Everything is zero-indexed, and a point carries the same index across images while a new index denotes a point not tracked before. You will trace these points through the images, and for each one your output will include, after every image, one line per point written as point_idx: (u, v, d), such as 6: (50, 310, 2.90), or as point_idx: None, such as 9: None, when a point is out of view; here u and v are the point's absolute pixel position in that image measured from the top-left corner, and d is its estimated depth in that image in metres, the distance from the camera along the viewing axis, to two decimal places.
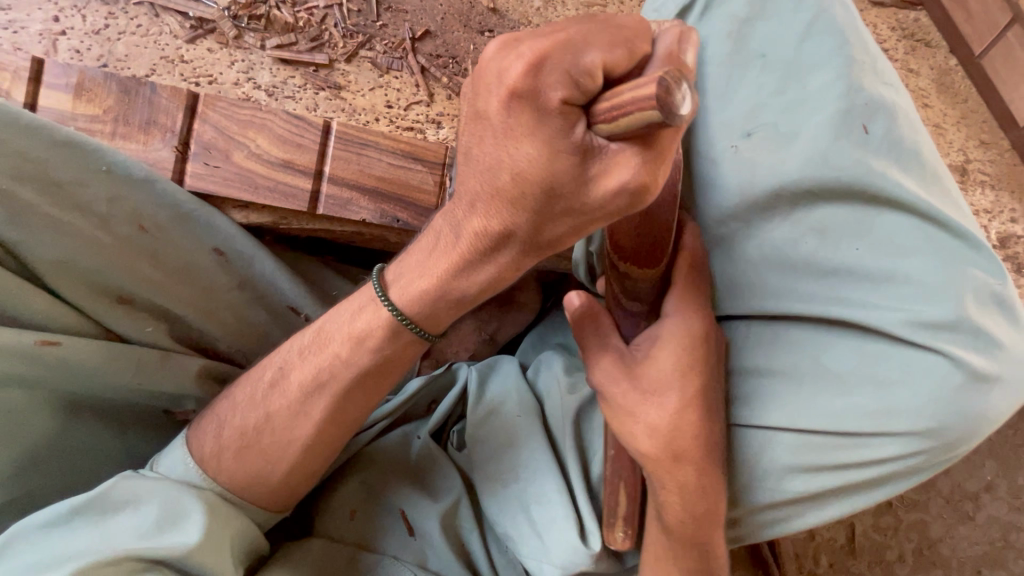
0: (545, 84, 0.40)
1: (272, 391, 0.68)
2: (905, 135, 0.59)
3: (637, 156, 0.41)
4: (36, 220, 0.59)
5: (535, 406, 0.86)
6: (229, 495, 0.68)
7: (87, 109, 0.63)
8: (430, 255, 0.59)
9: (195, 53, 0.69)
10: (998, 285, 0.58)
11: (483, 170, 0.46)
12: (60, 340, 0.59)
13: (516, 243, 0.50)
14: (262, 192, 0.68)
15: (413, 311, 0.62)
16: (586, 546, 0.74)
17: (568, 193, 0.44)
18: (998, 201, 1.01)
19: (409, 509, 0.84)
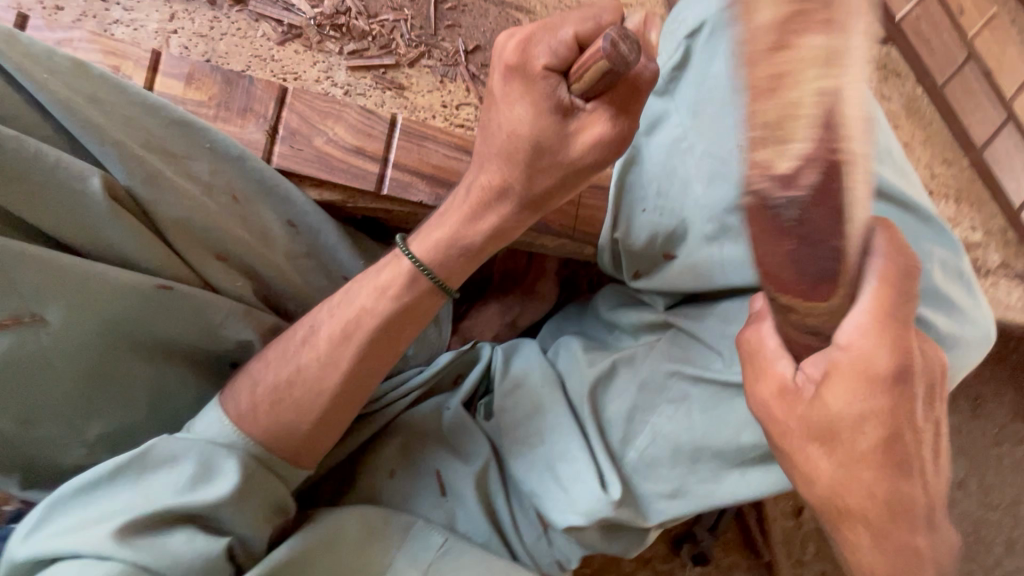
0: (534, 54, 0.56)
1: (305, 347, 0.76)
2: (880, 140, 0.74)
3: (605, 116, 0.59)
4: (163, 184, 0.71)
5: (558, 378, 0.95)
6: (280, 442, 0.75)
7: (195, 95, 0.76)
8: (449, 209, 0.73)
9: (284, 54, 0.82)
10: (955, 260, 0.73)
11: (492, 131, 0.63)
12: (172, 285, 0.71)
13: (513, 194, 0.67)
14: (337, 172, 0.79)
15: (430, 258, 0.74)
16: (607, 494, 0.82)
17: (552, 146, 0.60)
18: (960, 212, 1.16)
19: (443, 469, 0.93)
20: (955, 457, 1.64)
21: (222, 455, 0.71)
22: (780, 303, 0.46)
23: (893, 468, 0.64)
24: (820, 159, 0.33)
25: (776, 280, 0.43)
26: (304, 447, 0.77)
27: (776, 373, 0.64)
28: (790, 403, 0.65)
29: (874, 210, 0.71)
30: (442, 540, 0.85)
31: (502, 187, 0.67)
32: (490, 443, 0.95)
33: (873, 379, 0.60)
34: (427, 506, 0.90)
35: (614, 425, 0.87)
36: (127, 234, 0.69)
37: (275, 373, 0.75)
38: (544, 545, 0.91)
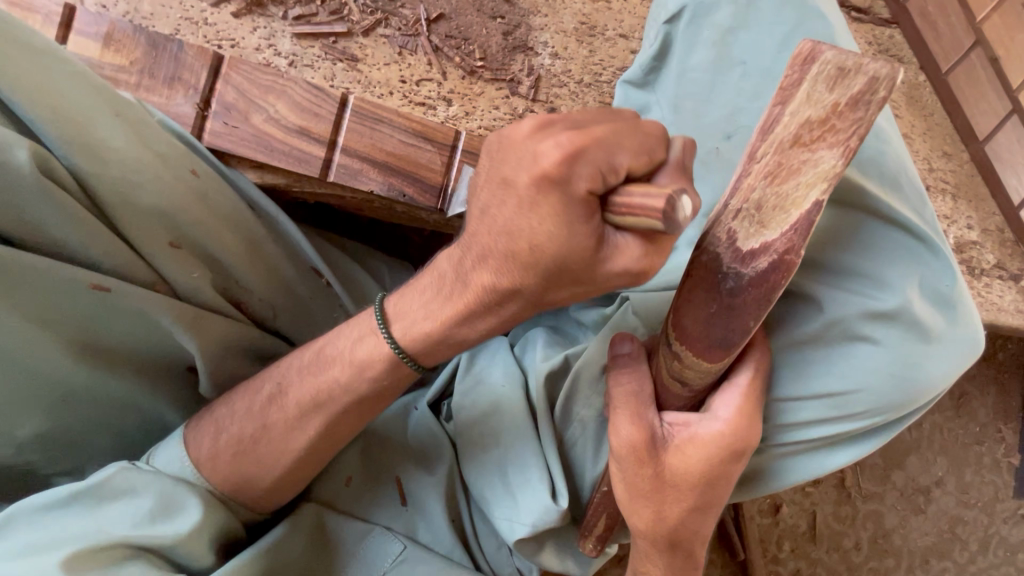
0: (579, 175, 0.45)
1: (271, 406, 0.69)
2: (868, 148, 0.65)
3: (639, 247, 0.48)
4: (107, 156, 0.59)
5: (523, 377, 0.89)
6: (232, 468, 0.69)
7: (114, 59, 0.66)
8: (435, 298, 0.61)
9: (219, 17, 0.72)
10: (947, 285, 0.64)
11: (501, 233, 0.50)
12: (111, 285, 0.60)
13: (519, 299, 0.54)
14: (277, 154, 0.70)
15: (413, 346, 0.64)
16: (555, 505, 0.79)
17: (578, 268, 0.49)
18: (956, 209, 1.10)
19: (404, 478, 0.87)
20: (936, 457, 1.62)
21: (184, 493, 0.66)
22: (674, 348, 0.61)
23: (700, 512, 0.70)
24: (776, 252, 0.52)
25: (681, 329, 0.59)
26: (252, 467, 0.69)
27: (644, 417, 0.66)
28: (650, 452, 0.66)
29: (847, 225, 0.64)
30: (400, 548, 0.81)
31: (508, 294, 0.54)
32: (450, 445, 0.90)
33: (729, 451, 0.65)
34: (386, 515, 0.85)
35: (577, 432, 0.84)
36: (65, 216, 0.57)
37: (242, 424, 0.69)
38: (505, 554, 0.88)
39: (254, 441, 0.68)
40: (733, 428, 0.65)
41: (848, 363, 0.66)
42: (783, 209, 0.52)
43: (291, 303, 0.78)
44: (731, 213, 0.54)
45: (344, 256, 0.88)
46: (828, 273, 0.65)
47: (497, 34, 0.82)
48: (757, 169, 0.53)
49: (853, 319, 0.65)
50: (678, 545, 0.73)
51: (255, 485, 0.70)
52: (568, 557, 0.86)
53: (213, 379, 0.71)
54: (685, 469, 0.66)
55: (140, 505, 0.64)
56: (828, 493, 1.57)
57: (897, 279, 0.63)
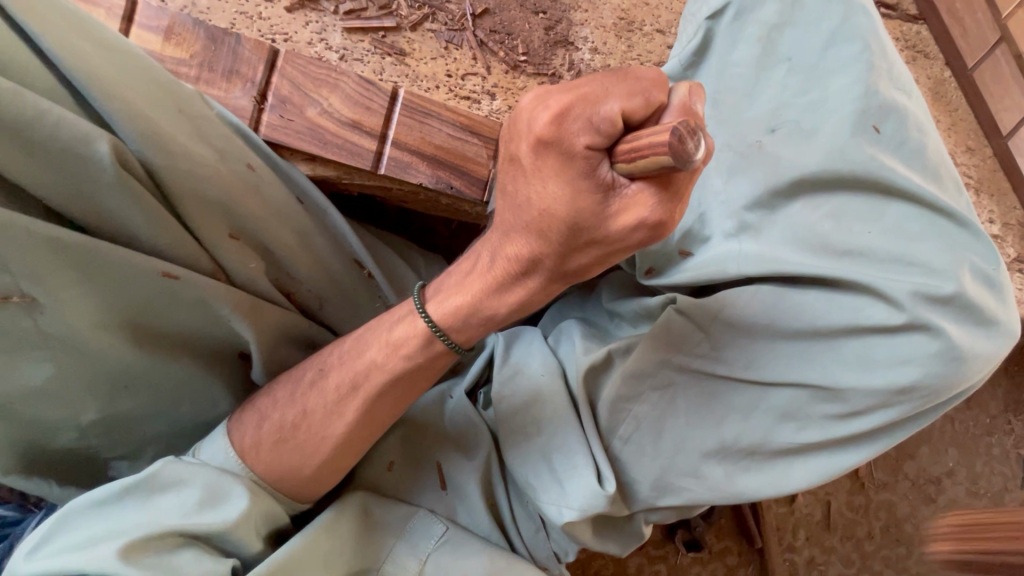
0: (570, 131, 0.47)
1: (311, 390, 0.70)
2: (911, 137, 0.70)
3: (655, 196, 0.48)
4: (172, 148, 0.61)
5: (562, 369, 0.90)
6: (278, 459, 0.70)
7: (175, 52, 0.67)
8: (470, 274, 0.63)
9: (273, 12, 0.73)
10: (990, 269, 0.68)
11: (515, 205, 0.53)
12: (180, 274, 0.61)
13: (544, 269, 0.56)
14: (331, 148, 0.72)
15: (448, 323, 0.64)
16: (602, 489, 0.81)
17: (590, 226, 0.50)
18: (978, 202, 1.12)
19: (445, 463, 0.90)
20: (947, 447, 1.64)
21: (228, 482, 0.67)
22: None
23: None
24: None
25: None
26: (300, 452, 0.70)
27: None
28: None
29: (891, 213, 0.69)
30: (442, 530, 0.84)
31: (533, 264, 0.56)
32: (489, 432, 0.93)
33: None
34: (427, 498, 0.88)
35: (628, 429, 0.82)
36: (134, 207, 0.58)
37: (282, 412, 0.70)
38: (542, 538, 0.91)
39: (299, 427, 0.69)
40: None
41: (904, 351, 0.67)
42: None
43: (339, 294, 0.79)
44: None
45: (385, 248, 0.89)
46: (877, 256, 0.69)
47: (540, 29, 0.83)
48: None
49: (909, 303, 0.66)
50: None
51: (304, 468, 0.71)
52: (605, 539, 0.89)
53: (266, 367, 0.73)
54: None
55: (187, 495, 0.65)
56: (841, 482, 1.60)
57: (946, 264, 0.67)
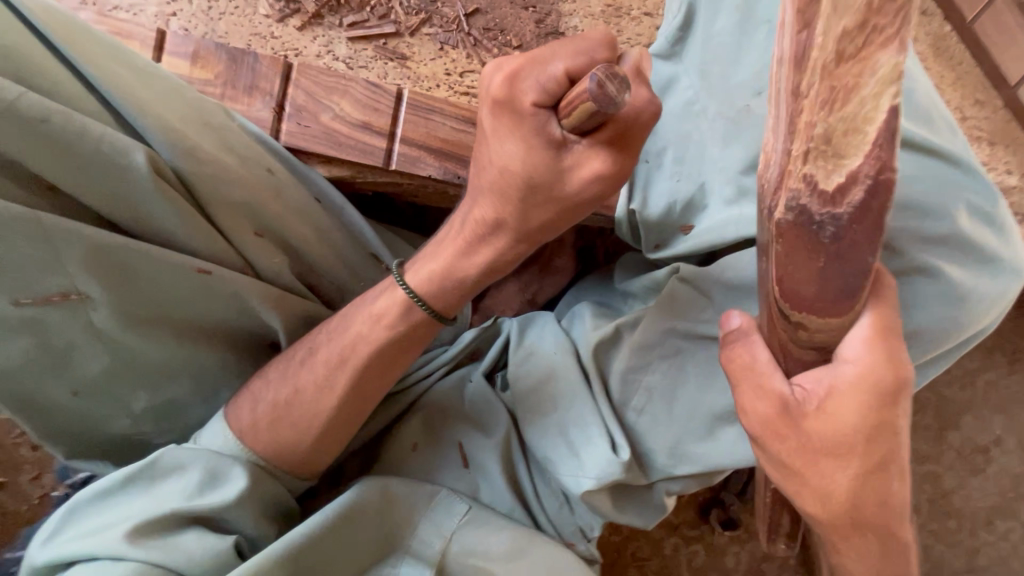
0: (521, 90, 0.53)
1: (301, 366, 0.75)
2: (898, 82, 0.70)
3: (602, 152, 0.54)
4: (200, 155, 0.67)
5: (573, 348, 0.96)
6: (287, 443, 0.76)
7: (202, 74, 0.74)
8: (444, 242, 0.69)
9: (284, 31, 0.79)
10: (989, 207, 0.68)
11: (483, 166, 0.60)
12: (212, 269, 0.68)
13: (508, 229, 0.62)
14: (345, 148, 0.78)
15: (425, 291, 0.70)
16: (616, 456, 0.87)
17: (546, 181, 0.56)
18: (994, 155, 1.10)
19: (466, 442, 0.96)
20: (993, 415, 1.58)
21: (225, 464, 0.72)
22: (792, 321, 0.49)
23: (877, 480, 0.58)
24: (867, 176, 0.40)
25: (794, 298, 0.47)
26: (295, 428, 0.75)
27: (771, 391, 0.54)
28: (785, 429, 0.55)
29: (895, 160, 0.67)
30: (466, 508, 0.91)
31: (504, 225, 0.62)
32: (508, 413, 0.98)
33: (878, 405, 0.54)
34: (449, 478, 0.94)
35: (640, 400, 0.89)
36: (172, 211, 0.65)
37: (274, 391, 0.75)
38: (567, 514, 0.97)
39: (292, 403, 0.75)
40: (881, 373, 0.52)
41: (916, 296, 0.66)
42: (857, 130, 0.39)
43: (362, 285, 0.85)
44: (798, 159, 0.42)
45: (402, 241, 0.94)
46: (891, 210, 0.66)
47: (531, 23, 0.88)
48: (807, 104, 0.39)
49: (914, 249, 0.66)
50: (864, 530, 0.60)
51: (300, 444, 0.76)
52: (625, 510, 0.94)
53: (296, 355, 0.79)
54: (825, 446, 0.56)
55: (187, 479, 0.71)
56: None
57: (946, 205, 0.66)
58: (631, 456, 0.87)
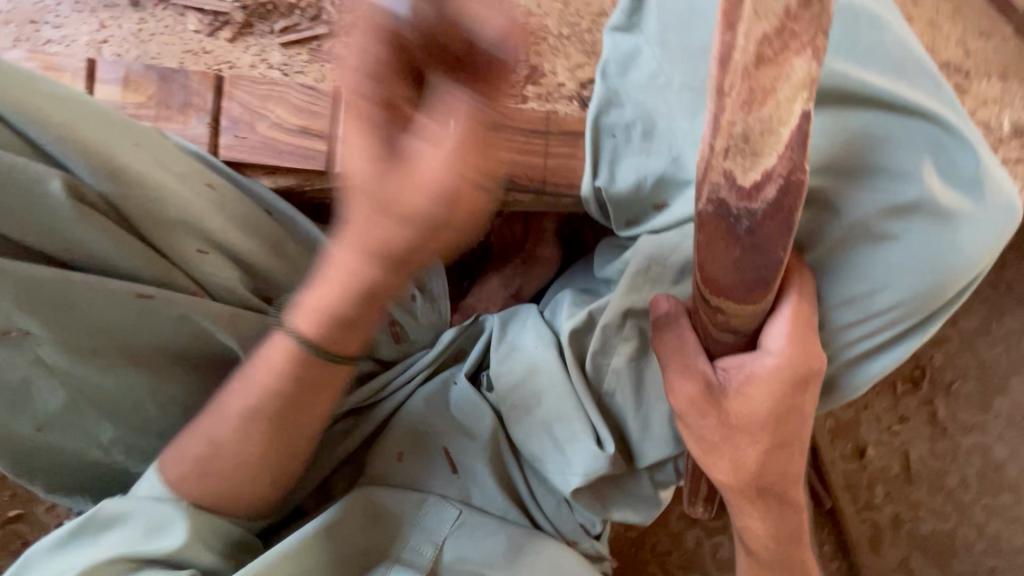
0: (386, 85, 0.43)
1: (212, 421, 0.67)
2: (865, 36, 0.64)
3: (429, 170, 0.44)
4: (128, 175, 0.65)
5: (556, 341, 0.91)
6: (230, 485, 0.70)
7: (134, 97, 0.73)
8: (320, 286, 0.55)
9: (216, 45, 0.78)
10: (971, 165, 0.61)
11: (351, 203, 0.47)
12: (153, 293, 0.66)
13: (384, 265, 0.49)
14: (285, 155, 0.76)
15: (318, 335, 0.58)
16: (603, 451, 0.83)
17: (421, 214, 0.45)
18: (1007, 89, 0.99)
19: (451, 447, 0.90)
20: None
21: (165, 509, 0.68)
22: (714, 303, 0.55)
23: (779, 452, 0.66)
24: (781, 175, 0.44)
25: (714, 282, 0.52)
26: (217, 469, 0.69)
27: (695, 371, 0.62)
28: (707, 408, 0.63)
29: (856, 124, 0.62)
30: (456, 513, 0.86)
31: (382, 256, 0.48)
32: (493, 413, 0.93)
33: (793, 382, 0.61)
34: (437, 485, 0.88)
35: (613, 381, 0.86)
36: (102, 234, 0.64)
37: (193, 443, 0.68)
38: (566, 512, 0.92)
39: (211, 457, 0.67)
40: (792, 357, 0.59)
41: (873, 265, 0.63)
42: (773, 132, 0.43)
43: None
44: (720, 154, 0.45)
45: None
46: (845, 180, 0.63)
47: None
48: (730, 102, 0.42)
49: (871, 217, 0.62)
50: (767, 492, 0.68)
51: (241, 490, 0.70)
52: (620, 505, 0.89)
53: None
54: (745, 415, 0.63)
55: (131, 528, 0.67)
56: (920, 430, 1.45)
57: (911, 166, 0.61)
58: (616, 449, 0.83)
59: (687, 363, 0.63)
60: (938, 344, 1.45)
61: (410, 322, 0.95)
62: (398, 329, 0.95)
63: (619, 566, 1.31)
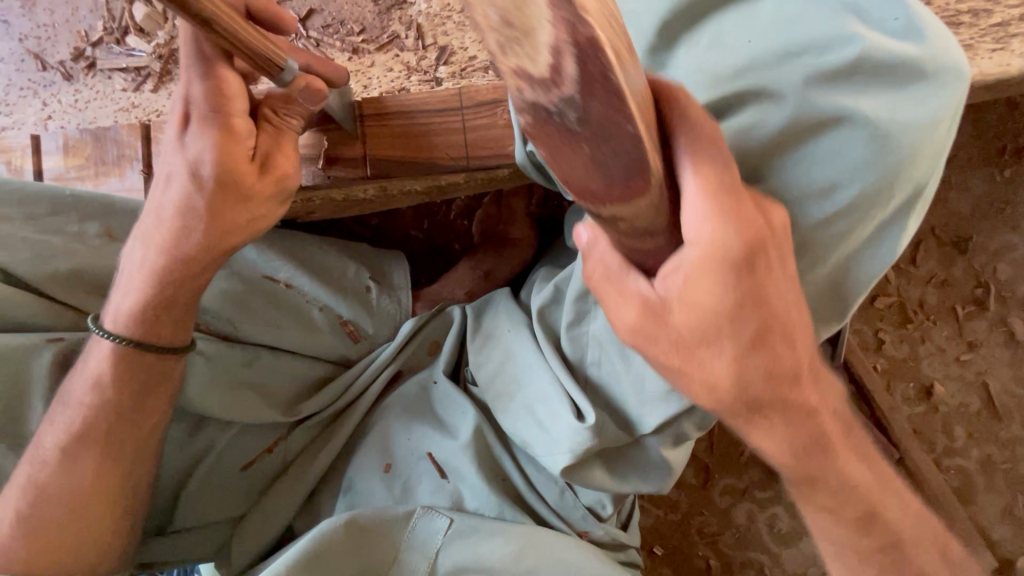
0: (269, 134, 0.62)
1: (50, 454, 0.70)
2: None
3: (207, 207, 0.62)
4: (17, 242, 0.73)
5: (526, 321, 0.87)
6: (74, 520, 0.69)
7: (74, 161, 0.79)
8: (142, 284, 0.69)
9: (142, 97, 0.83)
10: (901, 16, 0.54)
11: (170, 218, 0.65)
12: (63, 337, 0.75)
13: (178, 267, 0.67)
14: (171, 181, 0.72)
15: (152, 334, 0.71)
16: (582, 423, 0.75)
17: (218, 233, 0.64)
18: None
19: (434, 451, 0.86)
20: None
21: None
22: (606, 216, 0.42)
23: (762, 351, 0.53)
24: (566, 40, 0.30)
25: (586, 193, 0.40)
26: (67, 500, 0.69)
27: (631, 293, 0.53)
28: (655, 330, 0.53)
29: (763, 9, 0.56)
30: (448, 521, 0.81)
31: (177, 257, 0.67)
32: (476, 407, 0.88)
33: (731, 268, 0.49)
34: (424, 494, 0.84)
35: (595, 351, 0.77)
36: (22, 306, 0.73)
37: (37, 478, 0.69)
38: (570, 498, 0.86)
39: (50, 487, 0.69)
40: (717, 233, 0.48)
41: (829, 150, 0.56)
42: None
43: (263, 316, 0.86)
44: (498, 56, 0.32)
45: (326, 248, 0.95)
46: (773, 66, 0.55)
47: (369, 3, 0.86)
48: None
49: (811, 96, 0.54)
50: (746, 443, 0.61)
51: (84, 525, 0.70)
52: (626, 475, 0.82)
53: (216, 394, 0.81)
54: (702, 325, 0.52)
55: None
56: (998, 355, 1.25)
57: (838, 29, 0.53)
58: (598, 417, 0.74)
59: (622, 287, 0.53)
60: (1000, 254, 1.25)
61: (366, 319, 0.93)
62: (352, 328, 0.92)
63: (664, 553, 1.22)
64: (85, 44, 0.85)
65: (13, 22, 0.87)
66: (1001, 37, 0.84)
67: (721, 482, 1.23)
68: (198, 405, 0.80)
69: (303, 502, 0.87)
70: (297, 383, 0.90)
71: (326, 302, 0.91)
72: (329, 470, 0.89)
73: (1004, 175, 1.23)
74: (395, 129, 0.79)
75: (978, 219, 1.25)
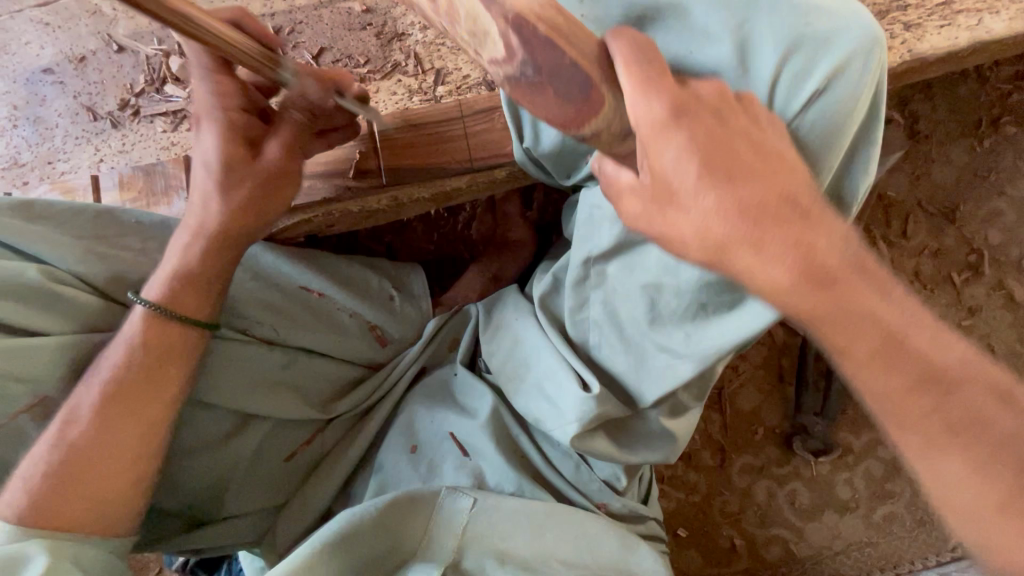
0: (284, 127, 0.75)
1: (72, 419, 0.75)
2: None
3: (237, 191, 0.75)
4: (91, 255, 0.82)
5: (531, 309, 0.94)
6: (94, 481, 0.74)
7: (128, 194, 0.91)
8: (177, 257, 0.80)
9: (181, 135, 0.95)
10: None
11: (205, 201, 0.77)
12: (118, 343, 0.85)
13: (214, 244, 0.79)
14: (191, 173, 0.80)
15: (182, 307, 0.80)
16: (587, 392, 0.81)
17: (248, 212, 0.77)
18: None
19: (456, 432, 0.92)
20: None
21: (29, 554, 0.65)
22: None
23: None
24: None
25: None
26: (85, 466, 0.73)
27: None
28: None
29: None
30: (472, 500, 0.85)
31: (213, 237, 0.78)
32: (493, 392, 0.95)
33: None
34: (448, 473, 0.89)
35: (596, 335, 0.82)
36: (86, 308, 0.81)
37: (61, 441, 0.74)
38: (586, 472, 0.90)
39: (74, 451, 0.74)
40: None
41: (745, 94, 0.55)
42: None
43: (294, 323, 0.94)
44: None
45: (348, 260, 1.04)
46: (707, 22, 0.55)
47: (371, 38, 0.98)
48: None
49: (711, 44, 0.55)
50: None
51: (106, 483, 0.74)
52: (633, 447, 0.87)
53: (256, 394, 0.89)
54: None
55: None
56: (999, 317, 1.29)
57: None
58: (602, 388, 0.80)
59: None
60: (990, 220, 1.28)
61: (392, 324, 1.01)
62: (379, 333, 1.00)
63: (688, 535, 1.24)
64: (130, 95, 0.97)
65: (67, 82, 1.00)
66: (947, 14, 0.91)
67: (738, 461, 1.26)
68: (241, 402, 0.89)
69: (340, 491, 0.94)
70: (331, 384, 0.97)
71: (357, 310, 0.99)
72: (360, 461, 0.96)
73: (984, 145, 1.27)
74: (406, 142, 0.89)
75: (964, 188, 1.28)
